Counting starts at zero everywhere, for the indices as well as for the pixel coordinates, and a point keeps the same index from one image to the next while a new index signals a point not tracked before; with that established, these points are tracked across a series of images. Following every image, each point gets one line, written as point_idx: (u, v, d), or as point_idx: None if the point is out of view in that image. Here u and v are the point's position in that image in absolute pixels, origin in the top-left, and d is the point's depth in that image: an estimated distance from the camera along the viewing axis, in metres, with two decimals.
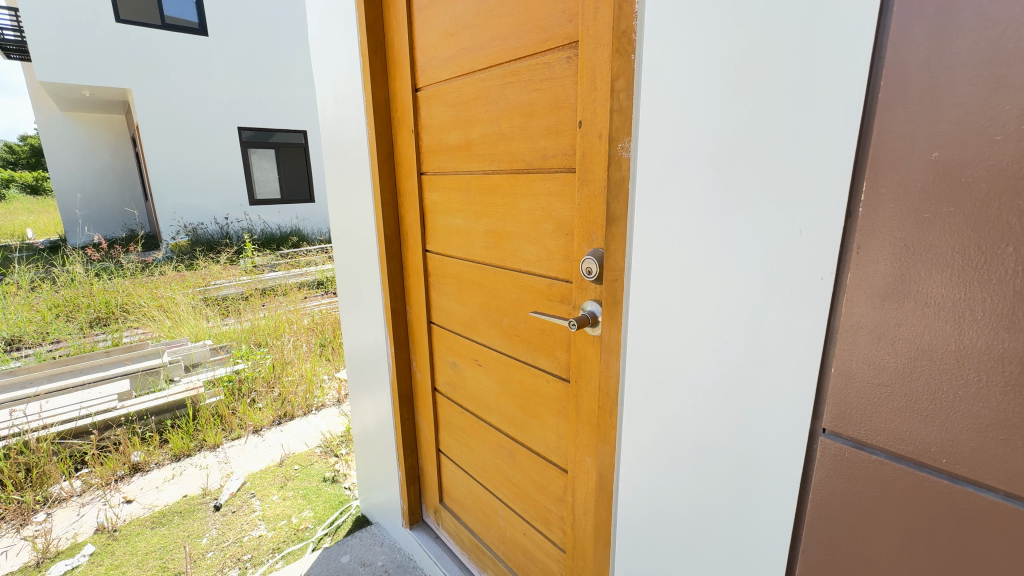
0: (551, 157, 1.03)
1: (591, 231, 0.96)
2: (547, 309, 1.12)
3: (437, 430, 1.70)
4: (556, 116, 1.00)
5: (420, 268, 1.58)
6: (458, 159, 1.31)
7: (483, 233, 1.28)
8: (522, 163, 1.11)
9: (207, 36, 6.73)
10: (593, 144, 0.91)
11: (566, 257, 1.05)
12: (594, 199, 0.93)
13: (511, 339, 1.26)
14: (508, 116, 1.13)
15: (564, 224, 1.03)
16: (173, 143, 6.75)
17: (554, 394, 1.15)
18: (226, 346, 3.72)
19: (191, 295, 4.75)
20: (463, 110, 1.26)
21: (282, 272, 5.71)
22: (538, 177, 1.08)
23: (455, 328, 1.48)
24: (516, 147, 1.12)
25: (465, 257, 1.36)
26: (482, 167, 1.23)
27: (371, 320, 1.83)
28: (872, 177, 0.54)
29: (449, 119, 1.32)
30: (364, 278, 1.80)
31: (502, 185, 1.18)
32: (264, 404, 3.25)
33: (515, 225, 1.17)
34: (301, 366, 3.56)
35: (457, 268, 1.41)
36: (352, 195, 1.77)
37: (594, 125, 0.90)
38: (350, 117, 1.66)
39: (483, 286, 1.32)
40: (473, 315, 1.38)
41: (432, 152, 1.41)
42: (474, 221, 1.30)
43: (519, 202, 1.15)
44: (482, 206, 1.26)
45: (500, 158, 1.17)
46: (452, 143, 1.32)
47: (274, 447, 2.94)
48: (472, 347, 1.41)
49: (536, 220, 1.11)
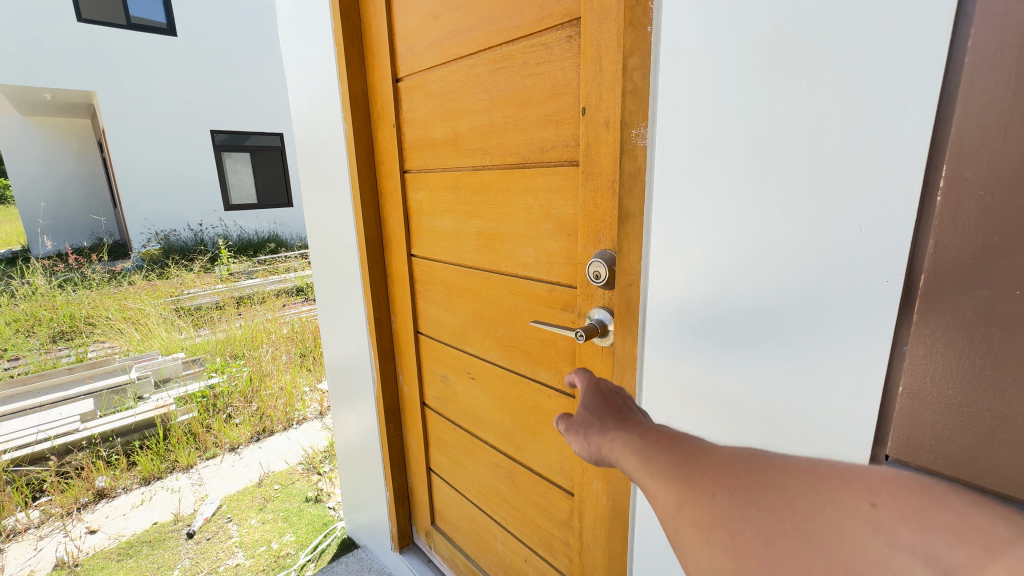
0: (551, 150, 0.93)
1: (598, 230, 0.86)
2: (547, 318, 1.02)
3: (427, 447, 1.58)
4: (557, 101, 0.90)
5: (405, 275, 1.46)
6: (445, 155, 1.20)
7: (474, 235, 1.17)
8: (517, 158, 1.01)
9: (177, 37, 6.49)
10: (600, 133, 0.81)
11: (569, 259, 0.94)
12: (599, 195, 0.84)
13: (507, 350, 1.15)
14: (500, 105, 1.02)
15: (567, 223, 0.93)
16: (141, 147, 6.47)
17: (557, 411, 1.05)
18: (199, 359, 3.53)
19: (162, 305, 4.53)
20: (449, 101, 1.15)
21: (260, 280, 5.49)
22: (536, 172, 0.97)
23: (445, 338, 1.36)
24: (510, 140, 1.01)
25: (455, 261, 1.25)
26: (474, 161, 1.12)
27: (353, 331, 1.70)
28: (953, 157, 0.44)
29: (434, 111, 1.20)
30: (345, 286, 1.67)
31: (496, 181, 1.07)
32: (241, 420, 3.08)
33: (509, 225, 1.06)
34: (280, 379, 3.39)
35: (446, 274, 1.29)
36: (329, 197, 1.64)
37: (601, 113, 0.80)
38: (326, 111, 1.53)
39: (475, 293, 1.21)
40: (465, 324, 1.27)
41: (417, 148, 1.30)
42: (464, 222, 1.19)
43: (514, 200, 1.04)
44: (471, 206, 1.16)
45: (494, 151, 1.06)
46: (439, 137, 1.21)
47: (252, 465, 2.77)
48: (464, 359, 1.30)
49: (534, 219, 1.00)
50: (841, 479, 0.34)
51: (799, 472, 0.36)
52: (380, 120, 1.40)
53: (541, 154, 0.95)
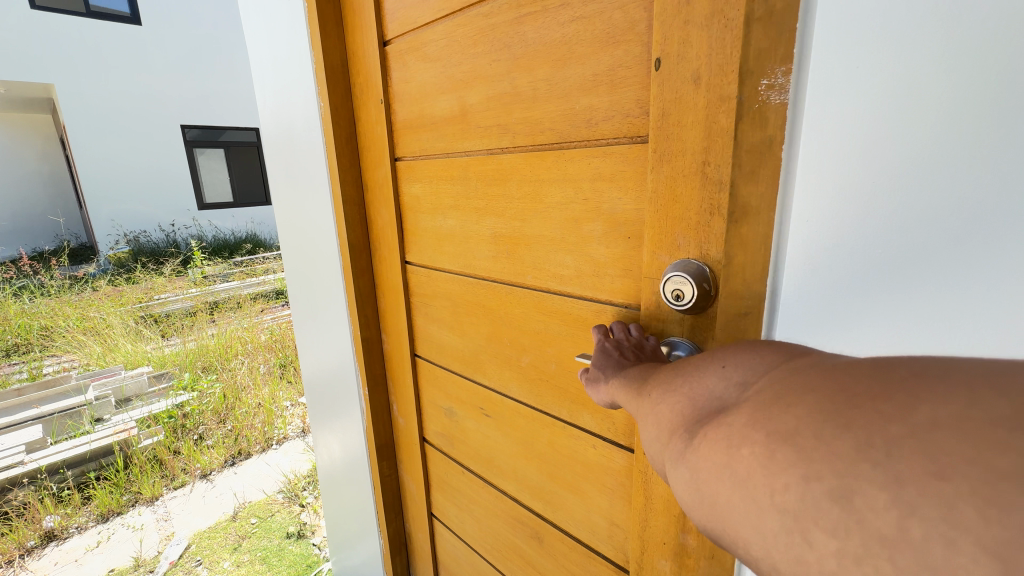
0: (603, 122, 0.69)
1: (677, 230, 0.63)
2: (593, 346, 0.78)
3: (428, 490, 1.33)
4: (613, 55, 0.66)
5: (397, 286, 1.21)
6: (450, 136, 0.95)
7: (489, 238, 0.92)
8: (551, 135, 0.76)
9: (141, 25, 6.03)
10: (683, 95, 0.58)
11: (628, 270, 0.71)
12: (683, 181, 0.61)
13: (533, 383, 0.91)
14: (525, 64, 0.77)
15: (625, 221, 0.70)
16: (104, 143, 6.02)
17: (604, 464, 0.81)
18: (167, 374, 3.20)
19: (128, 313, 4.16)
20: (454, 65, 0.90)
21: (236, 283, 5.13)
22: (578, 154, 0.73)
23: (451, 364, 1.11)
24: (541, 112, 0.76)
25: (463, 271, 1.00)
26: (488, 142, 0.87)
27: (336, 351, 1.44)
28: None
29: (433, 80, 0.95)
30: (325, 299, 1.41)
31: (520, 168, 0.82)
32: (213, 442, 2.78)
33: (539, 226, 0.82)
34: (257, 394, 3.09)
35: (451, 286, 1.04)
36: (301, 192, 1.36)
37: (689, 62, 0.57)
38: (296, 86, 1.26)
39: (490, 311, 0.96)
40: (476, 348, 1.02)
41: (412, 130, 1.04)
42: (475, 222, 0.94)
43: (545, 191, 0.79)
44: (484, 201, 0.91)
45: (517, 129, 0.81)
46: (440, 114, 0.95)
47: (225, 495, 2.48)
48: (475, 391, 1.05)
49: (574, 218, 0.76)
50: (717, 355, 0.39)
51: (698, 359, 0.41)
52: (364, 96, 1.14)
53: (588, 127, 0.71)
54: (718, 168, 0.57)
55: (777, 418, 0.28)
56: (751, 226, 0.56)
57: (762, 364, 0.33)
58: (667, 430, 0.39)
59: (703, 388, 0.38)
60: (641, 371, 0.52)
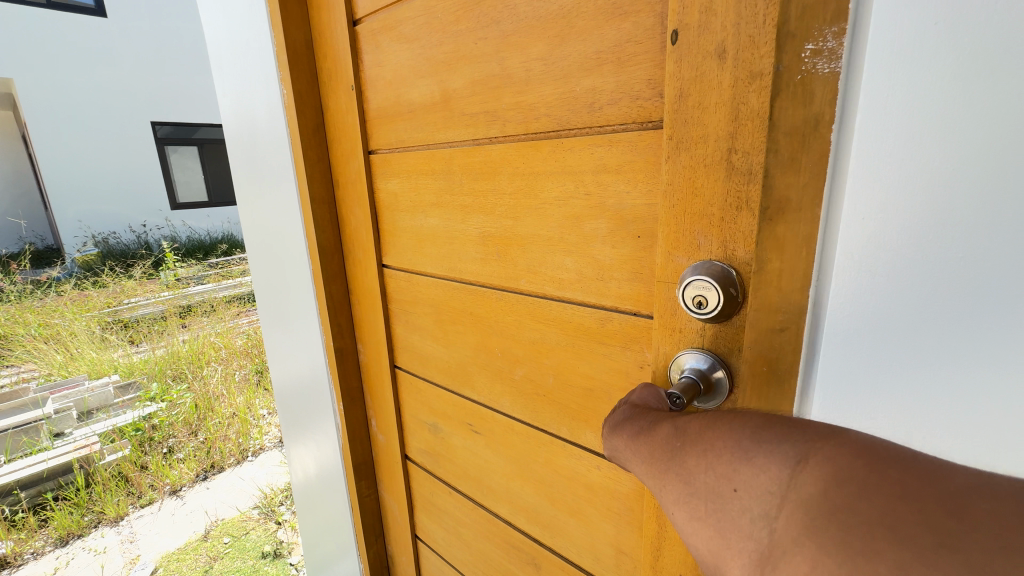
0: (609, 105, 0.61)
1: (698, 228, 0.55)
2: (597, 357, 0.70)
3: (412, 511, 1.23)
4: (620, 26, 0.58)
5: (374, 291, 1.11)
6: (429, 126, 0.86)
7: (477, 238, 0.83)
8: (547, 121, 0.68)
9: (107, 17, 5.74)
10: (711, 71, 0.50)
11: (639, 273, 0.64)
12: (704, 170, 0.53)
13: (527, 399, 0.82)
14: (517, 40, 0.69)
15: (634, 217, 0.62)
16: (69, 141, 5.74)
17: (608, 484, 0.74)
18: (135, 383, 3.02)
19: (93, 320, 3.93)
20: (435, 45, 0.81)
21: (212, 286, 4.92)
22: (579, 141, 0.65)
23: (436, 378, 1.02)
24: (535, 96, 0.68)
25: (447, 275, 0.91)
26: (473, 131, 0.78)
27: (307, 361, 1.34)
28: None
29: (411, 63, 0.86)
30: (295, 306, 1.30)
31: (511, 160, 0.74)
32: (184, 456, 2.63)
33: (533, 223, 0.74)
34: (232, 403, 2.93)
35: (434, 291, 0.95)
36: (266, 188, 1.24)
37: (712, 30, 0.49)
38: (257, 70, 1.14)
39: (478, 320, 0.87)
40: (463, 360, 0.93)
41: (387, 119, 0.94)
42: (460, 221, 0.85)
43: (541, 185, 0.71)
44: (470, 197, 0.82)
45: (508, 116, 0.72)
46: (419, 101, 0.86)
47: (196, 513, 2.33)
48: (462, 406, 0.97)
49: (574, 215, 0.68)
50: (724, 451, 0.35)
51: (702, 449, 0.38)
52: (332, 80, 1.03)
53: (591, 110, 0.63)
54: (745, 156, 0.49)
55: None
56: (789, 225, 0.48)
57: (774, 491, 0.30)
58: (705, 558, 0.35)
59: (723, 513, 0.34)
60: (638, 441, 0.48)
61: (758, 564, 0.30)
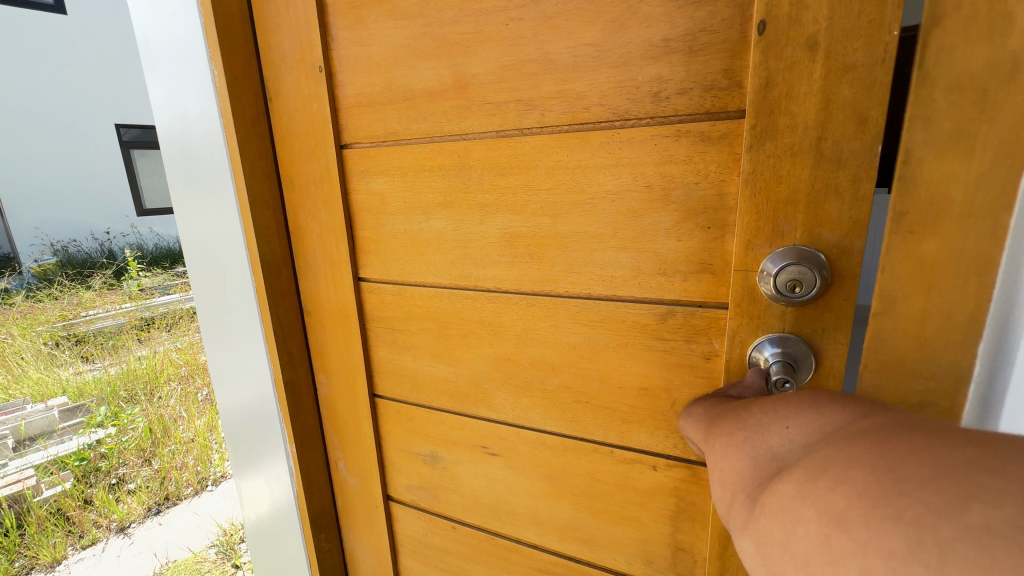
0: (676, 95, 0.63)
1: (781, 213, 0.60)
2: (652, 350, 0.73)
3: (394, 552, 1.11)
4: (692, 15, 0.60)
5: (343, 309, 0.98)
6: (438, 116, 0.79)
7: (505, 241, 0.80)
8: (598, 112, 0.68)
9: (67, 12, 5.34)
10: (797, 62, 0.56)
11: (708, 264, 0.66)
12: (791, 159, 0.58)
13: (563, 409, 0.83)
14: (562, 24, 0.67)
15: (703, 208, 0.65)
16: (22, 141, 5.28)
17: (659, 481, 0.79)
18: (82, 405, 2.72)
19: (43, 333, 3.54)
20: (445, 26, 0.74)
21: (178, 296, 4.59)
22: (644, 134, 0.66)
23: (437, 400, 0.95)
24: (584, 83, 0.68)
25: (456, 286, 0.86)
26: (500, 122, 0.74)
27: (251, 392, 1.16)
28: None
29: (407, 44, 0.78)
30: (235, 331, 1.12)
31: (554, 154, 0.72)
32: (135, 488, 2.39)
33: (578, 220, 0.73)
34: (191, 427, 2.66)
35: (439, 304, 0.89)
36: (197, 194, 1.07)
37: (806, 26, 0.54)
38: (180, 44, 0.96)
39: (503, 330, 0.84)
40: (476, 375, 0.90)
41: (370, 108, 0.84)
42: (480, 226, 0.81)
43: (590, 180, 0.71)
44: (493, 195, 0.78)
45: (547, 105, 0.70)
46: (421, 86, 0.79)
47: (145, 554, 2.09)
48: (472, 428, 0.93)
49: (632, 208, 0.69)
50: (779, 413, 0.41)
51: (758, 410, 0.44)
52: (284, 60, 0.89)
53: (657, 102, 0.64)
54: (834, 145, 0.56)
55: (826, 495, 0.29)
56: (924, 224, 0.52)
57: (819, 430, 0.35)
58: (726, 484, 0.40)
59: (763, 443, 0.39)
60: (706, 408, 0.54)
61: (776, 475, 0.35)
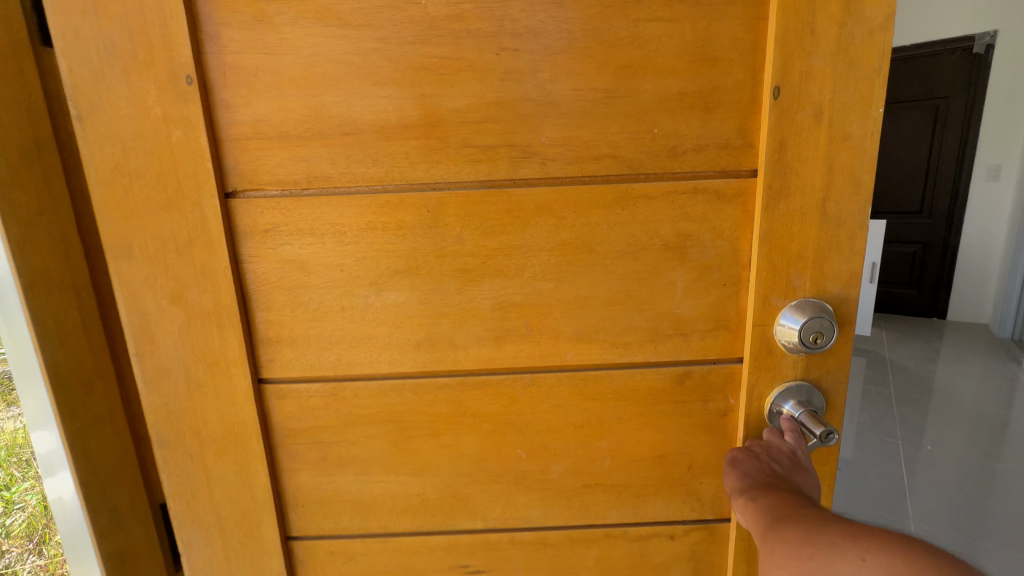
0: (691, 150, 0.60)
1: (791, 269, 0.62)
2: (671, 414, 0.69)
3: None
4: (708, 73, 0.58)
5: (229, 427, 0.67)
6: (397, 157, 0.60)
7: (492, 315, 0.65)
8: (611, 164, 0.60)
9: None
10: (803, 129, 0.58)
11: (724, 321, 0.65)
12: (801, 219, 0.61)
13: (570, 495, 0.72)
14: (566, 63, 0.58)
15: (719, 264, 0.64)
16: None
17: (678, 547, 0.74)
18: None
19: None
20: (408, 45, 0.57)
21: None
22: (661, 190, 0.61)
23: (397, 522, 0.72)
24: (594, 130, 0.59)
25: (426, 374, 0.67)
26: (488, 170, 0.60)
27: None
28: None
29: (347, 64, 0.57)
30: None
31: (558, 209, 0.62)
32: None
33: (588, 284, 0.64)
34: None
35: (397, 400, 0.68)
36: None
37: (811, 95, 0.58)
38: None
39: (490, 420, 0.69)
40: (454, 480, 0.71)
41: (283, 144, 0.59)
42: (458, 297, 0.64)
43: (603, 238, 0.63)
44: (479, 257, 0.63)
45: (550, 152, 0.60)
46: (369, 120, 0.59)
47: None
48: (450, 547, 0.73)
49: (648, 267, 0.63)
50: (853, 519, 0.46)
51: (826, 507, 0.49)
52: (109, 56, 0.56)
53: (673, 157, 0.60)
54: (836, 205, 0.60)
55: None
56: None
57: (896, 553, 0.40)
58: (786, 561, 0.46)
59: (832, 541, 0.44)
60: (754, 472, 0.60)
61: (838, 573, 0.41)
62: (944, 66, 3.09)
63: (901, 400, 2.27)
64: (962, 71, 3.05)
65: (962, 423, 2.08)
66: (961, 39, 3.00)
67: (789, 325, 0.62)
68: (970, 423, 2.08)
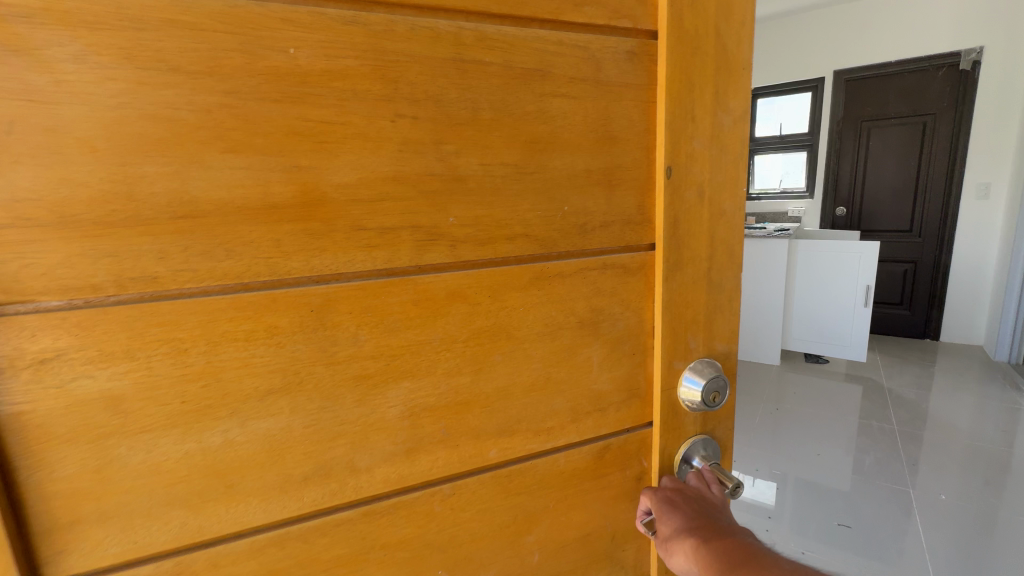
0: (598, 228, 0.59)
1: (689, 334, 0.66)
2: (595, 490, 0.67)
3: None
4: (609, 152, 0.58)
5: None
6: (265, 247, 0.46)
7: (406, 427, 0.54)
8: (525, 245, 0.56)
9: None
10: (691, 207, 0.62)
11: (635, 390, 0.66)
12: (693, 288, 0.65)
13: None
14: (471, 136, 0.51)
15: (628, 335, 0.64)
16: None
17: None
18: None
19: None
20: (273, 105, 0.44)
21: None
22: (573, 267, 0.59)
23: None
24: (506, 208, 0.54)
25: (321, 512, 0.52)
26: (387, 257, 0.50)
27: None
28: None
29: (181, 125, 0.41)
30: None
31: (471, 295, 0.54)
32: None
33: (509, 373, 0.58)
34: None
35: (279, 554, 0.51)
36: None
37: (695, 175, 0.61)
38: None
39: (403, 548, 0.57)
40: None
41: (70, 233, 0.40)
42: (360, 411, 0.52)
43: (520, 321, 0.57)
44: (381, 359, 0.52)
45: (458, 234, 0.52)
46: (221, 200, 0.43)
47: None
48: None
49: (565, 346, 0.60)
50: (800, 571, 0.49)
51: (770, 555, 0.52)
52: None
53: (582, 234, 0.58)
54: (717, 273, 0.66)
55: None
56: None
57: None
58: None
59: None
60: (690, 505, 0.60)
61: None
62: (930, 84, 3.33)
63: (907, 439, 2.19)
64: (949, 88, 3.27)
65: (956, 461, 1.99)
66: (946, 56, 3.25)
67: (692, 387, 0.65)
68: (969, 461, 1.98)
